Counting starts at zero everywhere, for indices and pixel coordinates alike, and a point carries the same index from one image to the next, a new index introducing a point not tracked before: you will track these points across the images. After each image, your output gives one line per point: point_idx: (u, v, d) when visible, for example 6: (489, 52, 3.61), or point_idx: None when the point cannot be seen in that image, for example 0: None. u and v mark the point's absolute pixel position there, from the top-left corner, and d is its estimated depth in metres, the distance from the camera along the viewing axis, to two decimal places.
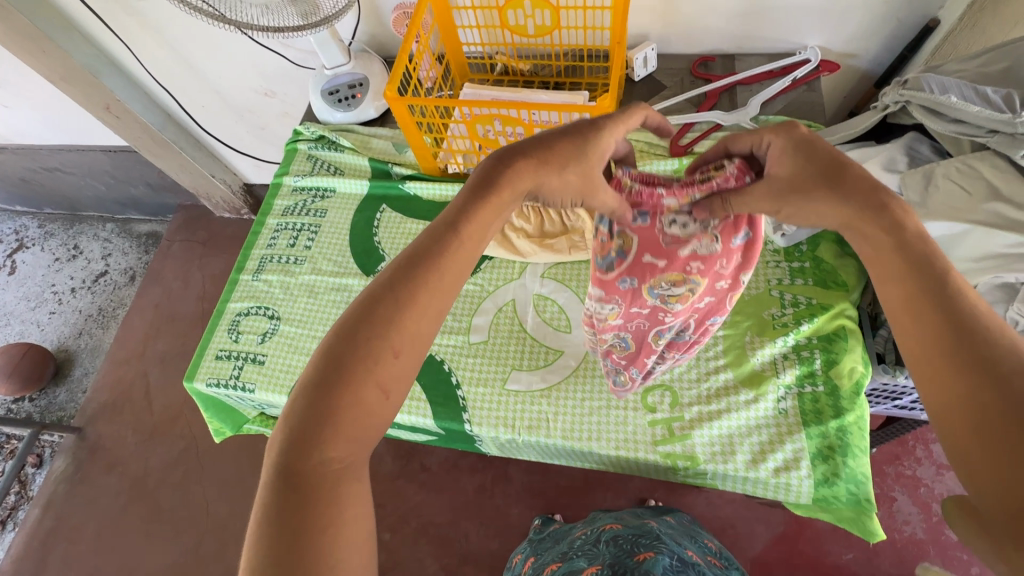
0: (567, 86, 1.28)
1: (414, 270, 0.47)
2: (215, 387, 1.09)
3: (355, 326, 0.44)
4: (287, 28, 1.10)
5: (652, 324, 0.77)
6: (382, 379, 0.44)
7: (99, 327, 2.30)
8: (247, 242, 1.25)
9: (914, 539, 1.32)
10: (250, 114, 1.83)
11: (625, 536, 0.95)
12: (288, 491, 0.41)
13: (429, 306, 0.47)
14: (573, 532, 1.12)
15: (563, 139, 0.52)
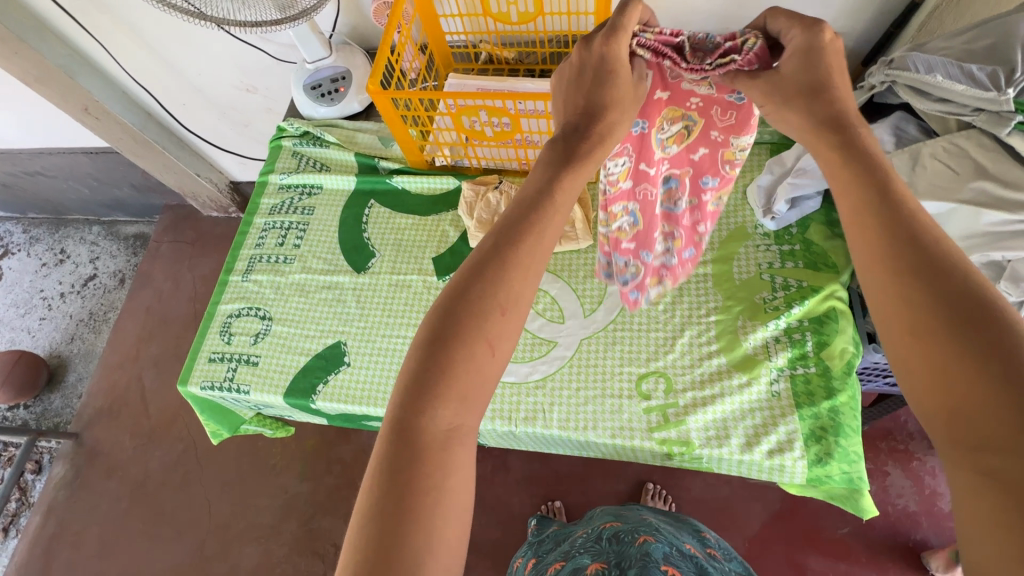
0: (553, 73, 1.27)
1: (510, 242, 0.50)
2: (210, 389, 1.09)
3: (459, 295, 0.48)
4: (265, 22, 1.08)
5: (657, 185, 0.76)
6: (488, 342, 0.48)
7: (91, 331, 2.29)
8: (235, 242, 1.24)
9: (907, 512, 1.35)
10: (233, 110, 1.80)
11: (623, 529, 0.98)
12: (404, 446, 0.45)
13: (525, 278, 0.50)
14: (573, 534, 1.14)
15: (616, 108, 0.57)
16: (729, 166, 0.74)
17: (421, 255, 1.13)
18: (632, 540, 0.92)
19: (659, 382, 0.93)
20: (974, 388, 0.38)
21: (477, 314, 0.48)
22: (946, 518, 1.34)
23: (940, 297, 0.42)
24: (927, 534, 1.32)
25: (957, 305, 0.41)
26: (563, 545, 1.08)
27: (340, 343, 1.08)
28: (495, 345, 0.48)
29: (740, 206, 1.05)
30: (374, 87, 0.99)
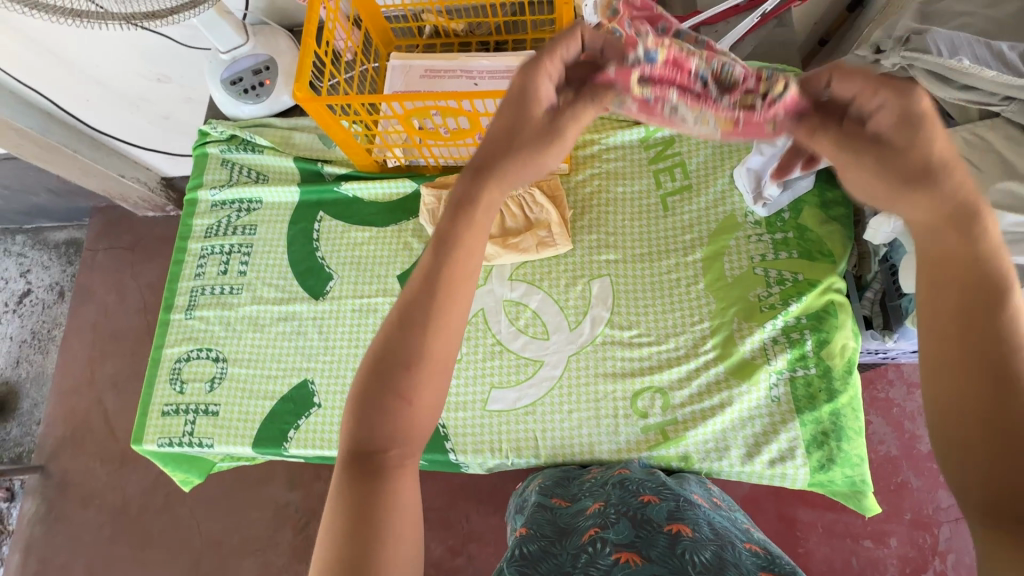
0: (510, 45, 1.12)
1: (411, 332, 0.44)
2: (170, 446, 0.99)
3: (386, 361, 0.44)
4: (159, 14, 0.88)
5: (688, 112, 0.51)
6: (402, 390, 0.44)
7: (38, 352, 2.10)
8: (171, 274, 1.10)
9: (890, 457, 1.33)
10: (147, 103, 1.57)
11: (631, 482, 0.77)
12: (361, 477, 0.43)
13: (444, 344, 0.45)
14: (579, 476, 0.85)
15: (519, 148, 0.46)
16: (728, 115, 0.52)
17: (384, 274, 1.02)
18: (633, 497, 0.72)
19: (655, 398, 0.88)
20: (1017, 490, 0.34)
21: (377, 394, 0.44)
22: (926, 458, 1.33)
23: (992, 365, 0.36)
24: (909, 476, 1.31)
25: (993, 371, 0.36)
26: (570, 475, 0.85)
27: (308, 382, 0.98)
28: (412, 396, 0.44)
29: (729, 191, 0.96)
30: (303, 91, 0.84)
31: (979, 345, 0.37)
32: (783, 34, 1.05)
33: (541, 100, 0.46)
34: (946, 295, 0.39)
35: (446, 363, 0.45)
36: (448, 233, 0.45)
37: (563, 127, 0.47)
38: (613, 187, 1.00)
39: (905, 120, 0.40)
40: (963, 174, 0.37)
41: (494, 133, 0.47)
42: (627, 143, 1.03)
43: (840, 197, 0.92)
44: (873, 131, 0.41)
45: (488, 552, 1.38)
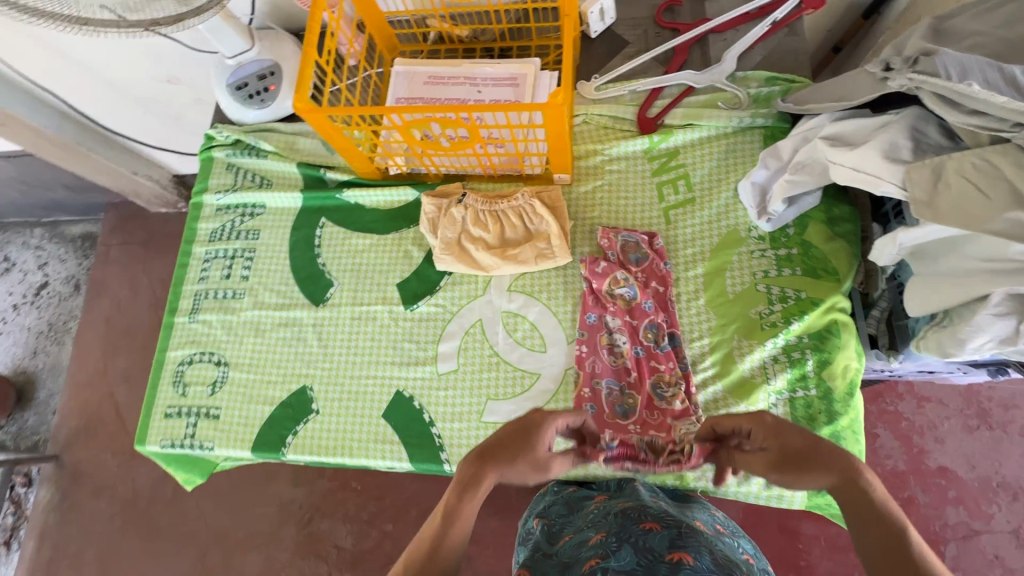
0: (515, 52, 1.11)
1: (417, 568, 0.61)
2: (172, 448, 1.00)
3: (425, 549, 0.62)
4: (164, 23, 0.87)
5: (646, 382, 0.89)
6: (436, 572, 0.60)
7: (54, 344, 2.15)
8: (176, 277, 1.11)
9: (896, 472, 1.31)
10: (157, 103, 1.59)
11: (633, 511, 0.76)
12: None
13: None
14: (583, 506, 0.84)
15: (509, 433, 0.73)
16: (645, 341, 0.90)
17: (384, 282, 1.02)
18: (635, 526, 0.71)
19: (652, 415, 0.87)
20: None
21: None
22: (934, 475, 1.31)
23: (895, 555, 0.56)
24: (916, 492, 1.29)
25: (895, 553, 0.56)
26: (574, 508, 0.85)
27: (306, 388, 0.99)
28: (434, 569, 0.60)
29: (733, 205, 0.95)
30: (303, 103, 0.85)
31: (886, 539, 0.57)
32: (794, 42, 1.03)
33: (541, 448, 0.73)
34: (864, 516, 0.60)
35: (459, 544, 0.64)
36: (454, 505, 0.67)
37: (552, 465, 0.76)
38: (615, 200, 0.99)
39: (775, 433, 0.68)
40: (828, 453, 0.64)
41: (499, 433, 0.74)
42: (630, 154, 1.01)
43: (847, 213, 0.90)
44: (768, 471, 0.69)
45: (487, 556, 1.38)
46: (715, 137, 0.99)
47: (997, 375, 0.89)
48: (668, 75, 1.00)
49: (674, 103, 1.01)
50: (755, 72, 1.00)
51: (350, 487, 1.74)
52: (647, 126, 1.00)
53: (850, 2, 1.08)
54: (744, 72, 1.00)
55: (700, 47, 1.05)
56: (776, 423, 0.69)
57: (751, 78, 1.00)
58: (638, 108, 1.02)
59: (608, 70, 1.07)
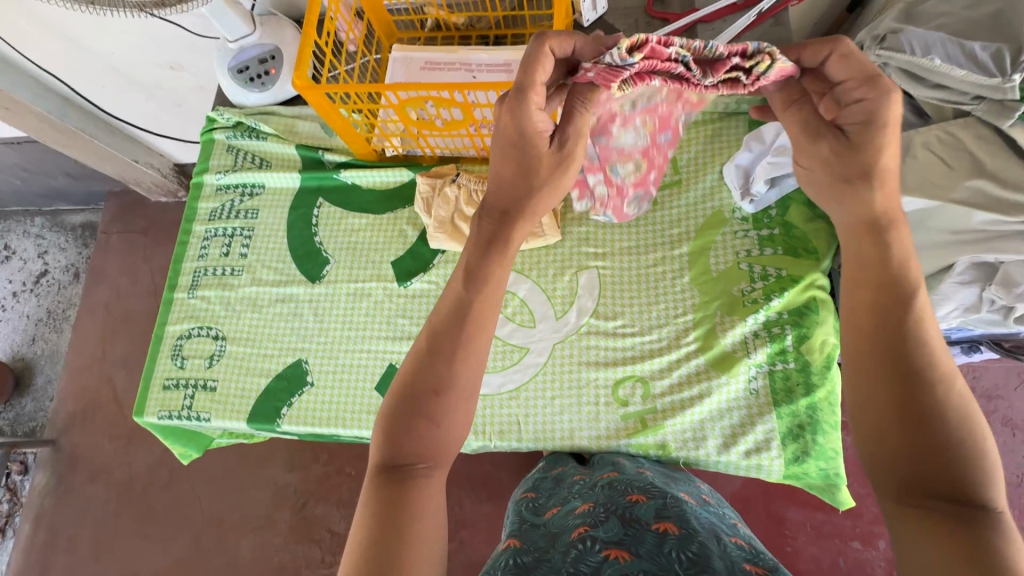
0: (509, 39, 1.14)
1: (442, 357, 0.53)
2: (169, 419, 1.03)
3: (415, 389, 0.53)
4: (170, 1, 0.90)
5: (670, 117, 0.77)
6: (431, 415, 0.53)
7: (53, 331, 2.17)
8: (176, 255, 1.14)
9: None
10: (160, 90, 1.62)
11: (619, 483, 0.78)
12: (391, 483, 0.51)
13: (468, 372, 0.54)
14: (568, 477, 0.86)
15: (511, 178, 0.57)
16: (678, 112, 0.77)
17: (379, 260, 1.05)
18: (621, 497, 0.73)
19: (636, 387, 0.90)
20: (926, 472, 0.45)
21: (409, 424, 0.53)
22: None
23: (896, 359, 0.47)
24: None
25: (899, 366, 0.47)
26: (559, 481, 0.86)
27: (302, 361, 1.01)
28: (440, 419, 0.53)
29: (717, 187, 0.98)
30: (303, 81, 0.87)
31: (891, 350, 0.48)
32: (779, 32, 1.06)
33: (545, 146, 0.57)
34: (862, 329, 0.49)
35: (470, 389, 0.54)
36: (478, 269, 0.55)
37: (571, 151, 0.58)
38: None
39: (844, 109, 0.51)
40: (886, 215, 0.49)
41: (499, 185, 0.58)
42: None
43: None
44: (840, 120, 0.52)
45: (478, 538, 1.40)
46: (702, 122, 1.03)
47: (971, 354, 0.92)
48: None
49: None
50: None
51: (345, 473, 1.75)
52: None
53: None
54: None
55: (688, 37, 1.08)
56: (858, 82, 0.49)
57: None
58: None
59: None
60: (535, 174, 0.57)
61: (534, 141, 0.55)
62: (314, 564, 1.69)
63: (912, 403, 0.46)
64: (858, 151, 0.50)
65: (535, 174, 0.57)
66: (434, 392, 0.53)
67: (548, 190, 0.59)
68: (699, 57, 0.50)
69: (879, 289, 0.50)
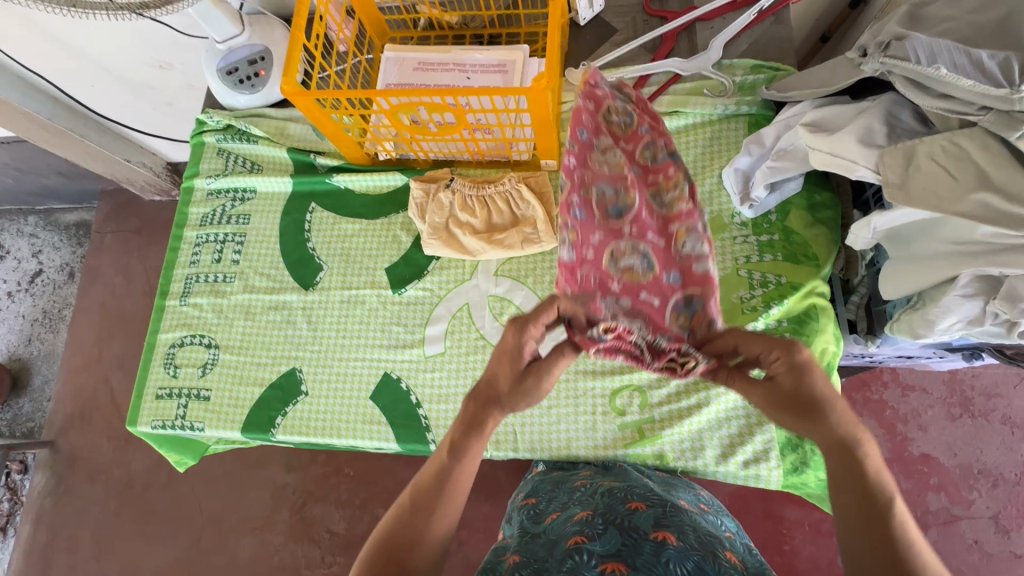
0: (504, 39, 1.11)
1: (421, 512, 0.59)
2: (163, 429, 1.02)
3: (391, 541, 0.58)
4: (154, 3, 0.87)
5: (667, 298, 0.66)
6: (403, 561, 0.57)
7: (49, 331, 2.16)
8: (167, 261, 1.12)
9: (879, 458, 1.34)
10: (149, 89, 1.59)
11: (619, 490, 0.77)
12: None
13: (440, 526, 0.59)
14: (569, 480, 0.84)
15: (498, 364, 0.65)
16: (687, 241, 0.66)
17: (373, 266, 1.03)
18: (620, 505, 0.72)
19: (633, 397, 0.89)
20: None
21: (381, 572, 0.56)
22: (916, 462, 1.33)
23: (865, 505, 0.53)
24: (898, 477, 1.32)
25: (864, 506, 0.53)
26: (559, 483, 0.84)
27: (296, 371, 1.00)
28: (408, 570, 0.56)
29: (716, 192, 0.96)
30: (291, 86, 0.86)
31: (858, 500, 0.54)
32: (780, 31, 1.04)
33: (521, 360, 0.63)
34: (845, 491, 0.55)
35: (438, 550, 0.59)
36: (461, 443, 0.62)
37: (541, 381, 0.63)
38: None
39: (798, 371, 0.58)
40: (823, 384, 0.57)
41: (486, 375, 0.66)
42: None
43: (828, 199, 0.92)
44: (772, 374, 0.60)
45: (477, 539, 1.40)
46: (700, 124, 1.01)
47: (971, 360, 0.91)
48: (655, 62, 1.01)
49: (660, 91, 1.03)
50: (740, 60, 1.01)
51: (343, 473, 1.75)
52: None
53: None
54: (730, 60, 1.02)
55: (687, 35, 1.06)
56: (807, 361, 0.58)
57: (736, 67, 1.01)
58: None
59: (596, 57, 1.08)
60: (515, 391, 0.63)
61: (517, 361, 0.63)
62: (314, 564, 1.69)
63: (894, 550, 0.51)
64: (810, 411, 0.57)
65: (517, 387, 0.63)
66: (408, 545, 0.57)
67: (532, 387, 0.63)
68: (651, 347, 0.64)
69: (833, 443, 0.57)
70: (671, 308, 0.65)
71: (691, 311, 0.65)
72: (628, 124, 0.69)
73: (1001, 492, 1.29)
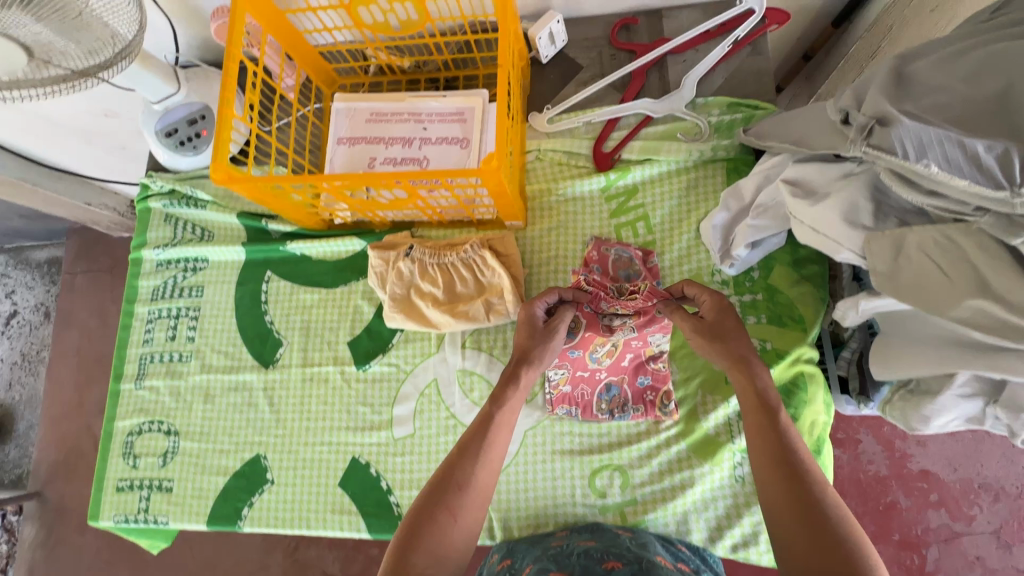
0: (460, 83, 1.03)
1: (470, 456, 0.68)
2: (126, 523, 0.97)
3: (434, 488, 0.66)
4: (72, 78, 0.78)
5: (594, 388, 0.87)
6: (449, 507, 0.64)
7: (29, 374, 2.10)
8: (119, 340, 1.06)
9: (878, 476, 1.29)
10: (99, 137, 1.51)
11: (595, 550, 0.71)
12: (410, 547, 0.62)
13: (485, 474, 0.68)
14: (546, 540, 0.80)
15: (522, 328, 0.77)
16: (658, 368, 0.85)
17: (334, 340, 0.97)
18: (597, 566, 0.65)
19: (614, 477, 0.84)
20: (830, 566, 0.55)
21: (437, 509, 0.64)
22: (916, 479, 1.29)
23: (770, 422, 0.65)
24: (898, 496, 1.28)
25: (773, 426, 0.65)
26: (536, 542, 0.80)
27: (259, 457, 0.95)
28: (457, 514, 0.64)
29: (694, 248, 0.90)
30: (222, 171, 0.79)
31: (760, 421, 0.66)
32: (759, 61, 0.96)
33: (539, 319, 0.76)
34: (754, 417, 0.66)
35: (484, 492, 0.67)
36: (502, 396, 0.72)
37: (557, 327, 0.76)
38: (570, 243, 0.94)
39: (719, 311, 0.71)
40: (730, 315, 0.71)
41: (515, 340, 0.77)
42: (587, 194, 0.95)
43: (814, 254, 0.85)
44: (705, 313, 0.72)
45: None
46: (675, 171, 0.94)
47: None
48: (624, 105, 0.94)
49: (631, 136, 0.95)
50: (715, 97, 0.94)
51: None
52: (602, 163, 0.94)
53: (819, 9, 1.01)
54: (705, 98, 0.94)
55: (658, 70, 0.98)
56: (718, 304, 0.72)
57: (711, 105, 0.93)
58: (594, 142, 0.96)
59: (561, 98, 1.00)
60: (545, 337, 0.75)
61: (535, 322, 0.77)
62: None
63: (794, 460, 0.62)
64: (720, 339, 0.70)
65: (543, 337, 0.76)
66: (459, 488, 0.66)
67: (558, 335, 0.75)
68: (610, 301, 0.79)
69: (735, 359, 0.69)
70: (596, 398, 0.87)
71: (611, 397, 0.86)
72: (613, 392, 0.87)
73: (1004, 507, 1.25)
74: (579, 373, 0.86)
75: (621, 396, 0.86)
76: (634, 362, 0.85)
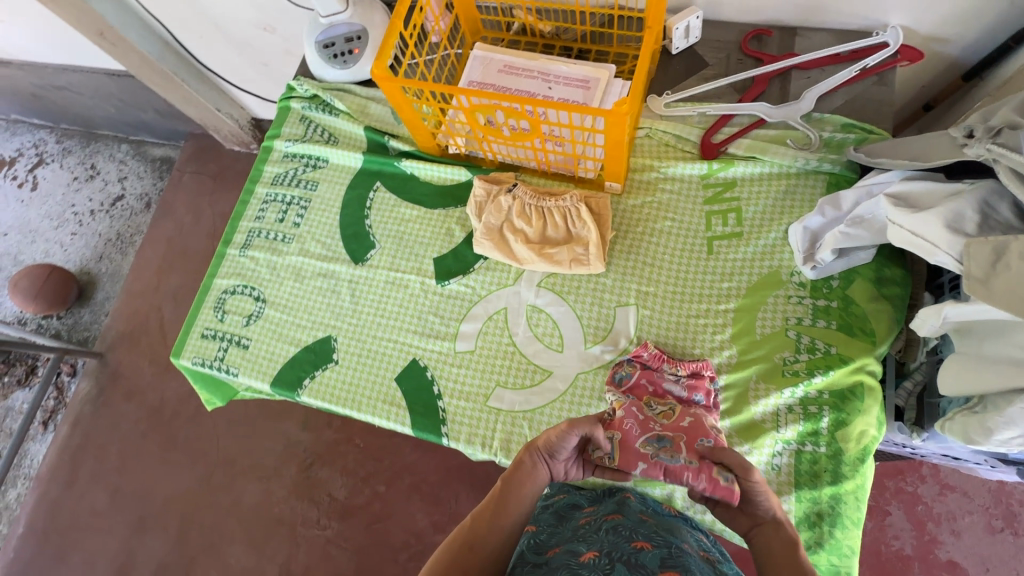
0: (592, 55, 1.12)
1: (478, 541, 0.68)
2: (201, 366, 1.08)
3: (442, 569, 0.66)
4: None
5: (644, 432, 0.77)
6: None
7: (119, 252, 2.05)
8: (236, 212, 1.19)
9: (901, 554, 1.22)
10: (251, 49, 1.63)
11: (625, 527, 0.75)
12: None
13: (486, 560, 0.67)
14: (573, 518, 0.83)
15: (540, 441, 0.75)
16: (716, 432, 0.77)
17: (422, 253, 1.06)
18: (626, 543, 0.70)
19: None
20: None
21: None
22: (940, 568, 1.21)
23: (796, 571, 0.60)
24: None
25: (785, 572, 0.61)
26: (563, 518, 0.84)
27: (331, 339, 1.04)
28: None
29: (779, 246, 0.93)
30: (381, 70, 0.89)
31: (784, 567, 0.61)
32: (881, 92, 0.99)
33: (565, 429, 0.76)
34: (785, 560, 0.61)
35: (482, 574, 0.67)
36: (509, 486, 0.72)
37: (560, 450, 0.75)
38: (659, 219, 0.99)
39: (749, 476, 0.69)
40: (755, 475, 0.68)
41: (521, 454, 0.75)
42: (686, 178, 1.01)
43: (897, 276, 0.88)
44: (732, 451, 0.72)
45: None
46: (777, 174, 0.98)
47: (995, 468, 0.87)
48: (740, 104, 0.99)
49: (740, 133, 1.00)
50: (832, 115, 0.98)
51: (353, 443, 1.58)
52: (708, 151, 1.00)
53: (951, 59, 1.03)
54: (821, 114, 0.98)
55: (781, 81, 1.02)
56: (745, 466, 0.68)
57: (825, 122, 0.97)
58: (704, 131, 1.02)
59: (681, 88, 1.07)
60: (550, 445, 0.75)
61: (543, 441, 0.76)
62: (309, 525, 1.53)
63: None
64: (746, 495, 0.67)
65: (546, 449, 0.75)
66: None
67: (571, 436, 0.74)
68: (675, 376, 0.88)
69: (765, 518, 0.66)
70: (643, 439, 0.76)
71: (661, 445, 0.75)
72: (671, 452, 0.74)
73: None
74: (633, 408, 0.80)
75: (674, 449, 0.75)
76: (694, 423, 0.78)
